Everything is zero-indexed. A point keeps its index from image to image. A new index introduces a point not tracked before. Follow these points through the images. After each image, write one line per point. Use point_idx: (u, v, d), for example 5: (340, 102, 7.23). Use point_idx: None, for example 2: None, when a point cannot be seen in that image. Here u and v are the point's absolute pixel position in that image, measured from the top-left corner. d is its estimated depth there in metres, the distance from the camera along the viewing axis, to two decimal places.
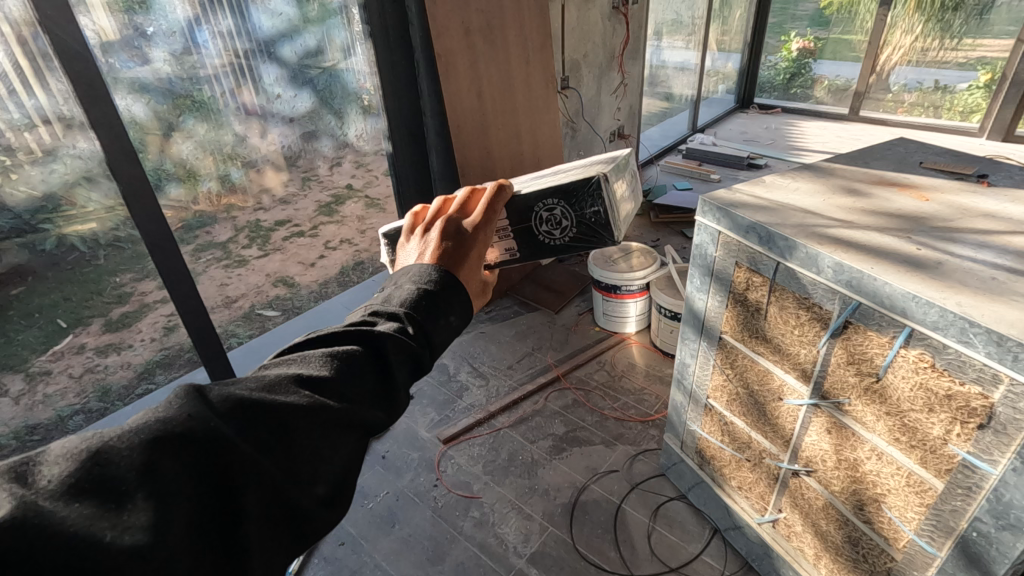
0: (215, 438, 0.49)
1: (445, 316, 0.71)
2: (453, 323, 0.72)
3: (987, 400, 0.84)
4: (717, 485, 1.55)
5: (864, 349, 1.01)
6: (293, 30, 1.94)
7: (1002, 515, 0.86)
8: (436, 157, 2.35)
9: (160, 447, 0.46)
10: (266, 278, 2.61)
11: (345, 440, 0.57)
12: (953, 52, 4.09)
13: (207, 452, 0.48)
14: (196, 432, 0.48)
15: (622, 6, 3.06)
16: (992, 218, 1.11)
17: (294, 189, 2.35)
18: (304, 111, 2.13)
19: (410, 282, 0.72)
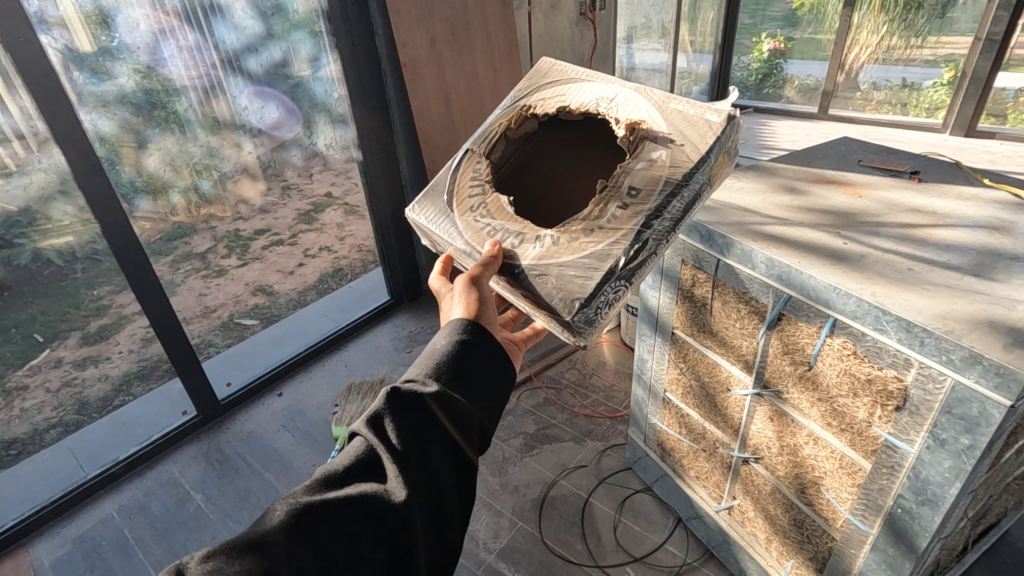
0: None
1: (459, 371, 0.81)
2: (469, 370, 0.82)
3: (902, 381, 0.90)
4: (678, 476, 1.60)
5: (797, 339, 1.06)
6: (257, 42, 1.98)
7: (921, 491, 0.93)
8: (406, 163, 2.43)
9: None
10: (245, 287, 2.55)
11: (350, 535, 0.65)
12: (919, 50, 4.21)
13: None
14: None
15: (588, 12, 3.06)
16: (915, 213, 1.18)
17: (272, 198, 2.38)
18: (272, 121, 2.16)
19: (422, 362, 0.83)
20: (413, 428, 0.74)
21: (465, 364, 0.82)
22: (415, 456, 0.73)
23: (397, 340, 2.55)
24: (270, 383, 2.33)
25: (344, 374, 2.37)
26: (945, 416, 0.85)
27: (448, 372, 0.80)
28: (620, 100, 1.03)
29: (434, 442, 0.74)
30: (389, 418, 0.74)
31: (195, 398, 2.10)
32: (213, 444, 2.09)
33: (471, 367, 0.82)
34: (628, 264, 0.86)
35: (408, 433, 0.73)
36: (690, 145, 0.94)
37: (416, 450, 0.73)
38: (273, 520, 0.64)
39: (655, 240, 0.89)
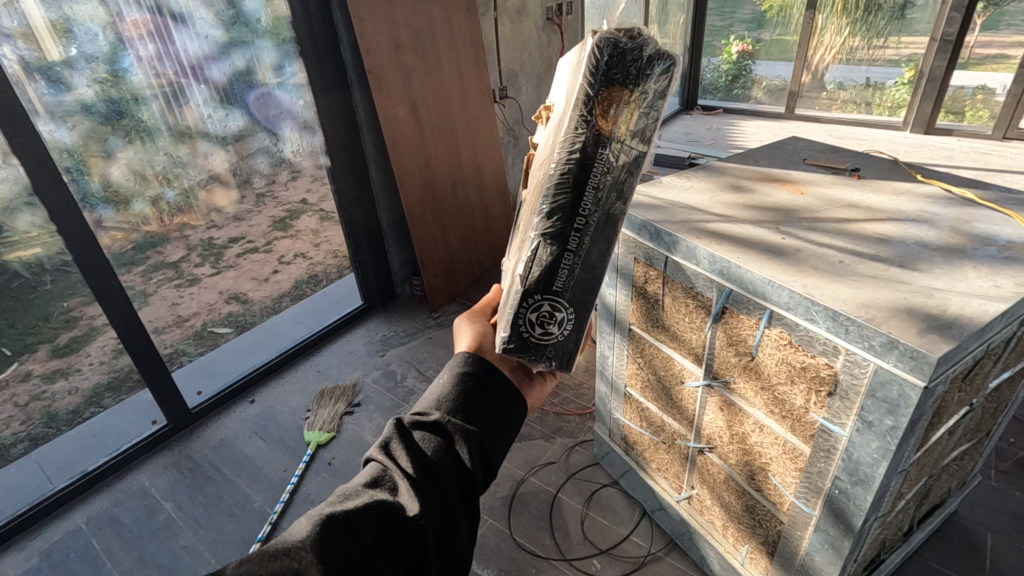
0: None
1: (471, 401, 0.78)
2: (481, 402, 0.78)
3: (832, 368, 0.95)
4: (642, 468, 1.64)
5: (739, 330, 1.11)
6: (219, 50, 1.97)
7: (855, 472, 0.98)
8: (377, 170, 2.50)
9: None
10: (219, 295, 2.59)
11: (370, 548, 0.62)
12: (881, 50, 4.31)
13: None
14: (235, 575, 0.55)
15: (555, 17, 3.10)
16: (853, 208, 1.24)
17: (247, 206, 2.33)
18: (236, 129, 2.12)
19: (435, 391, 0.81)
20: (422, 452, 0.72)
21: (476, 392, 0.79)
22: (428, 475, 0.70)
23: (370, 344, 2.56)
24: (242, 390, 2.33)
25: (317, 380, 2.37)
26: (870, 399, 0.91)
27: (456, 401, 0.78)
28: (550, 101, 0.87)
29: (445, 466, 0.72)
30: (400, 443, 0.73)
31: (164, 407, 2.09)
32: (184, 452, 2.08)
33: (483, 398, 0.79)
34: (525, 283, 0.72)
35: (417, 455, 0.72)
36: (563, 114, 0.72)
37: (428, 472, 0.71)
38: (299, 531, 0.61)
39: (555, 241, 0.71)
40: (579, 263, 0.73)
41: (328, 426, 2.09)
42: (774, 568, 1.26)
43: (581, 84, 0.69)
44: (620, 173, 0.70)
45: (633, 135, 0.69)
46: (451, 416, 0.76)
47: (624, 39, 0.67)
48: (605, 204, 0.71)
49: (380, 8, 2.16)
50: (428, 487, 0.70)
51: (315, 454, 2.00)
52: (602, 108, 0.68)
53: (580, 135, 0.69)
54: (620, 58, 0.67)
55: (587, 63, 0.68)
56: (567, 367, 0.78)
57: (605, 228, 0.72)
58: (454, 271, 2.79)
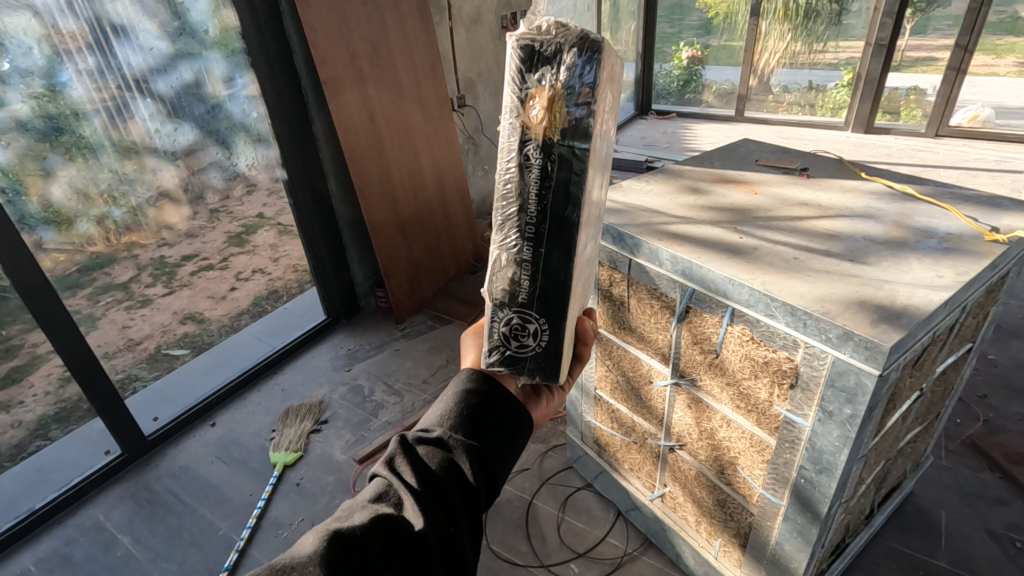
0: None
1: (477, 416, 0.77)
2: (489, 416, 0.77)
3: (793, 361, 0.98)
4: (614, 470, 1.66)
5: (703, 329, 1.14)
6: (165, 63, 1.89)
7: (818, 460, 1.01)
8: (334, 182, 2.46)
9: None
10: (173, 316, 2.28)
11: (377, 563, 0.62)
12: (821, 54, 4.52)
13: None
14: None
15: (510, 26, 3.15)
16: (804, 206, 1.29)
17: (199, 221, 2.18)
18: (187, 144, 2.02)
19: (441, 403, 0.79)
20: (425, 468, 0.72)
21: (480, 408, 0.78)
22: (434, 490, 0.70)
23: (335, 359, 2.51)
24: (202, 414, 2.25)
25: (281, 399, 2.30)
26: (830, 389, 0.94)
27: (461, 416, 0.77)
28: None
29: (449, 481, 0.72)
30: (405, 458, 0.72)
31: (119, 436, 1.99)
32: (141, 482, 1.99)
33: (489, 412, 0.78)
34: (495, 297, 0.81)
35: (422, 471, 0.71)
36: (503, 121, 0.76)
37: (433, 488, 0.70)
38: (309, 545, 0.61)
39: (511, 254, 0.78)
40: (536, 271, 0.78)
41: (295, 446, 2.03)
42: (747, 559, 1.29)
43: (510, 93, 0.72)
44: (561, 174, 0.73)
45: (565, 136, 0.71)
46: (457, 431, 0.75)
47: (537, 41, 0.69)
48: (551, 212, 0.75)
49: (334, 18, 2.13)
50: (432, 504, 0.69)
51: (283, 476, 1.93)
52: (530, 115, 0.72)
53: (515, 147, 0.73)
54: (539, 59, 0.70)
55: (511, 71, 0.71)
56: (551, 375, 0.83)
57: (557, 234, 0.76)
58: (419, 281, 2.76)
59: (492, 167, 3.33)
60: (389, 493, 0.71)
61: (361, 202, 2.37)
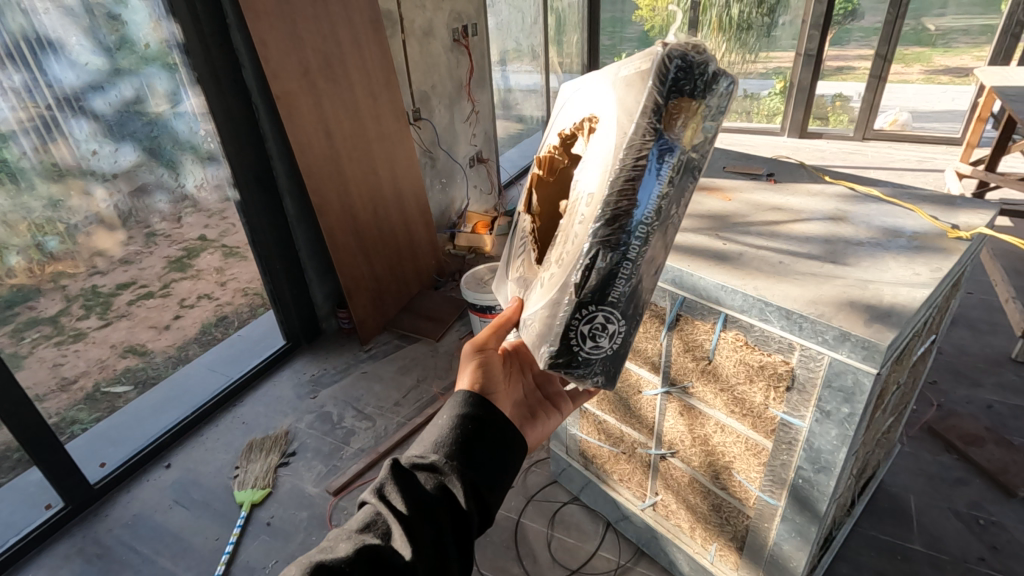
0: None
1: (472, 442, 0.80)
2: (483, 443, 0.81)
3: (788, 363, 1.00)
4: (602, 481, 1.64)
5: (695, 336, 1.14)
6: (103, 79, 1.73)
7: (816, 460, 1.03)
8: (290, 201, 2.36)
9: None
10: (111, 350, 2.02)
11: None
12: (754, 64, 4.68)
13: None
14: None
15: (462, 39, 3.15)
16: (778, 211, 1.32)
17: (137, 247, 1.96)
18: (129, 165, 1.86)
19: (433, 430, 0.83)
20: (414, 492, 0.75)
21: (473, 435, 0.81)
22: (420, 515, 0.73)
23: (299, 387, 2.38)
24: (155, 455, 2.08)
25: (242, 433, 2.16)
26: (827, 389, 0.96)
27: (454, 442, 0.80)
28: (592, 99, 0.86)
29: (438, 507, 0.75)
30: (394, 485, 0.75)
31: (61, 485, 1.81)
32: (90, 536, 1.81)
33: (482, 438, 0.81)
34: (581, 293, 0.74)
35: (410, 498, 0.74)
36: (624, 120, 0.73)
37: (421, 514, 0.73)
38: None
39: (616, 253, 0.72)
40: (636, 272, 0.74)
41: (262, 482, 1.91)
42: (744, 562, 1.30)
43: (648, 95, 0.69)
44: (680, 185, 0.73)
45: (696, 150, 0.72)
46: (449, 456, 0.78)
47: (693, 52, 0.68)
48: (664, 220, 0.73)
49: (285, 31, 2.05)
50: (420, 528, 0.72)
51: (251, 516, 1.81)
52: (669, 119, 0.70)
53: (648, 146, 0.69)
54: (689, 71, 0.69)
55: (654, 74, 0.68)
56: (611, 381, 0.79)
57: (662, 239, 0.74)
58: (383, 299, 2.68)
59: (449, 180, 3.29)
60: (379, 519, 0.74)
61: (320, 221, 2.28)
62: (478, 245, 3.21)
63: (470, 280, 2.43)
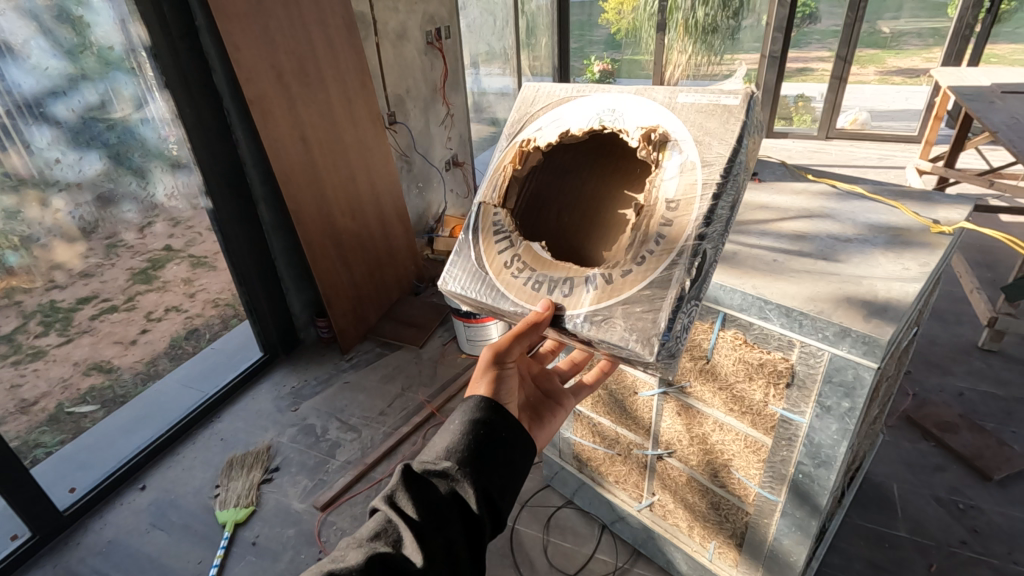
0: None
1: (484, 448, 0.77)
2: (494, 448, 0.77)
3: (788, 360, 1.01)
4: (597, 483, 1.63)
5: (693, 336, 1.14)
6: (65, 84, 1.65)
7: (816, 455, 1.05)
8: (265, 208, 2.29)
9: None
10: (75, 367, 1.88)
11: None
12: (718, 66, 4.70)
13: None
14: None
15: (435, 41, 3.12)
16: (767, 210, 1.34)
17: (97, 259, 1.85)
18: (94, 174, 1.77)
19: (444, 433, 0.79)
20: (424, 499, 0.73)
21: (486, 440, 0.77)
22: (431, 522, 0.71)
23: (279, 399, 2.31)
24: (129, 476, 1.98)
25: (222, 450, 2.08)
26: (827, 385, 0.97)
27: (466, 447, 0.76)
28: (644, 112, 0.84)
29: (449, 513, 0.72)
30: (405, 493, 0.73)
31: (28, 514, 1.71)
32: (61, 566, 1.71)
33: (494, 444, 0.78)
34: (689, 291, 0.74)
35: (421, 506, 0.72)
36: (713, 139, 0.79)
37: (433, 522, 0.71)
38: None
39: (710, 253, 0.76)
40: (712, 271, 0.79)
41: (245, 500, 1.84)
42: (743, 558, 1.31)
43: (739, 122, 0.79)
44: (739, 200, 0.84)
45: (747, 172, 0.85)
46: (461, 464, 0.75)
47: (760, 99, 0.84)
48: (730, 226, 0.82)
49: (257, 33, 1.99)
50: (432, 536, 0.70)
51: (235, 536, 1.75)
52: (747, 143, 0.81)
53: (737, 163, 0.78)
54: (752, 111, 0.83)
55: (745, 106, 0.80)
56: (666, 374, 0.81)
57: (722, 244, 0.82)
58: (363, 306, 2.62)
59: (426, 184, 3.25)
60: (390, 528, 0.72)
61: (298, 229, 2.23)
62: None
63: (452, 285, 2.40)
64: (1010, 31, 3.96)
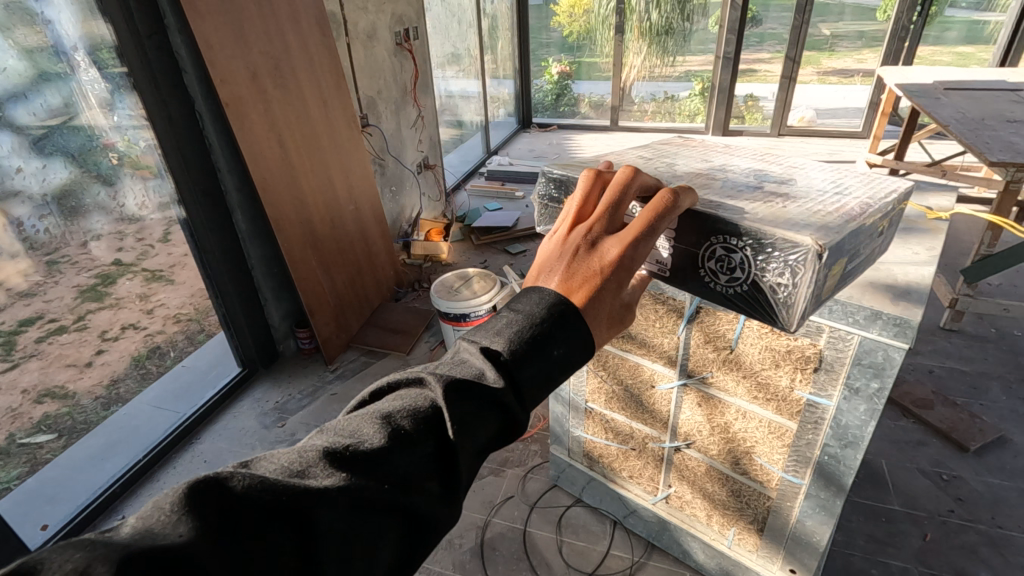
0: (251, 521, 0.46)
1: (545, 355, 0.57)
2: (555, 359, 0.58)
3: (816, 346, 1.04)
4: (609, 479, 1.63)
5: (717, 327, 1.16)
6: (25, 86, 1.51)
7: (843, 436, 1.08)
8: (241, 215, 2.19)
9: (123, 568, 0.39)
10: (24, 396, 1.64)
11: (375, 511, 0.51)
12: (672, 68, 4.90)
13: (243, 540, 0.45)
14: (240, 498, 0.47)
15: (404, 42, 3.07)
16: None
17: (41, 276, 1.63)
18: (59, 184, 1.64)
19: (509, 319, 0.60)
20: (476, 417, 0.55)
21: (552, 349, 0.58)
22: (474, 445, 0.56)
23: (263, 416, 2.21)
24: (106, 506, 1.84)
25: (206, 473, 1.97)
26: (856, 367, 1.00)
27: (532, 350, 0.57)
28: (804, 303, 0.82)
29: (484, 425, 0.56)
30: (453, 387, 0.55)
31: None
32: None
33: (557, 356, 0.58)
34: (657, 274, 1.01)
35: (462, 410, 0.55)
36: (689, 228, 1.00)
37: (467, 434, 0.55)
38: (316, 465, 0.51)
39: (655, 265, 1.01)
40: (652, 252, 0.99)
41: None
42: (764, 542, 1.34)
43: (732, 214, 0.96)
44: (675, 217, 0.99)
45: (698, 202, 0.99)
46: (516, 371, 0.56)
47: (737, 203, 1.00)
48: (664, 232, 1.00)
49: (230, 32, 1.91)
50: (466, 443, 0.55)
51: None
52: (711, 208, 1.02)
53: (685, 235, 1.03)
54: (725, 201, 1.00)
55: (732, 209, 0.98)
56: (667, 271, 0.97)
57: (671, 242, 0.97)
58: (345, 314, 2.54)
59: (399, 187, 3.17)
60: (425, 416, 0.56)
61: (278, 236, 2.12)
62: (435, 252, 3.14)
63: (440, 288, 2.36)
64: (935, 35, 4.22)
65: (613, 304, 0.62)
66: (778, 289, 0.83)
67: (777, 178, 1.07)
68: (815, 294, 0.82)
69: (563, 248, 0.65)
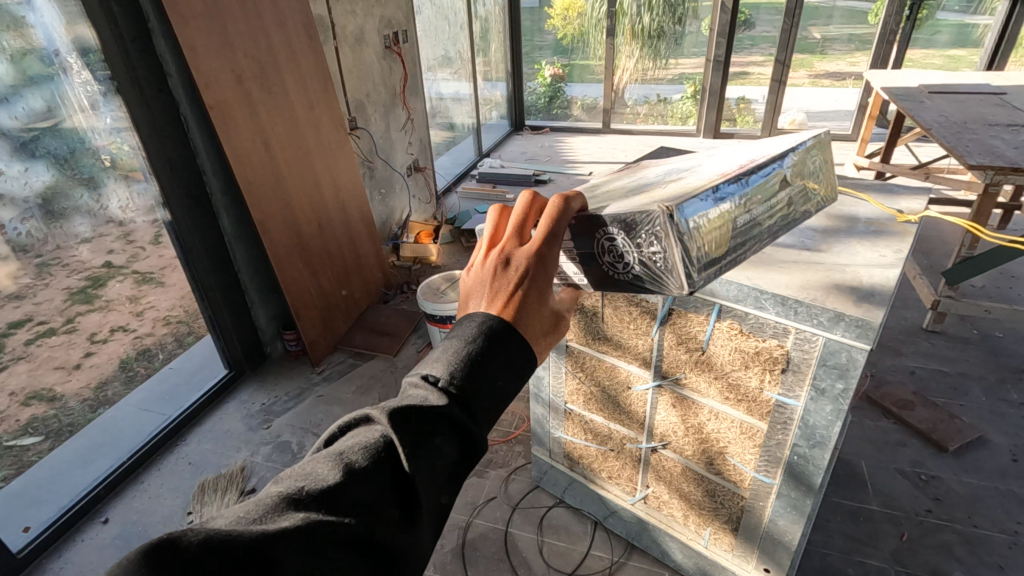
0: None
1: (485, 374, 0.58)
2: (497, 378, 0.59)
3: (783, 347, 1.05)
4: (589, 480, 1.64)
5: (689, 329, 1.17)
6: (8, 90, 1.52)
7: (811, 436, 1.10)
8: (227, 219, 2.20)
9: None
10: (11, 399, 1.64)
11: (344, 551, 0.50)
12: (664, 70, 4.93)
13: None
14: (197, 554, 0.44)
15: (394, 45, 3.09)
16: None
17: (29, 279, 1.63)
18: (44, 187, 1.64)
19: (449, 345, 0.60)
20: (427, 439, 0.56)
21: (493, 365, 0.59)
22: (429, 475, 0.56)
23: (250, 418, 2.22)
24: (92, 508, 1.84)
25: (191, 475, 1.97)
26: (822, 368, 1.02)
27: (473, 370, 0.58)
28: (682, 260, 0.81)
29: (437, 448, 0.56)
30: (406, 417, 0.56)
31: None
32: None
33: (496, 373, 0.59)
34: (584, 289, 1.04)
35: (415, 438, 0.55)
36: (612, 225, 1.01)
37: (423, 460, 0.55)
38: (274, 513, 0.49)
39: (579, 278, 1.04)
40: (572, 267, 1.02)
41: None
42: (739, 542, 1.35)
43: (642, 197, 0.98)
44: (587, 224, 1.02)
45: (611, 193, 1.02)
46: (460, 393, 0.57)
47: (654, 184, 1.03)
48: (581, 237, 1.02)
49: (215, 35, 1.92)
50: (424, 469, 0.55)
51: None
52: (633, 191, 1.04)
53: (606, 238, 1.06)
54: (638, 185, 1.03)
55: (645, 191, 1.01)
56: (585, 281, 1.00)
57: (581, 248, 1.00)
58: (333, 317, 2.55)
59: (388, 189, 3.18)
60: (379, 451, 0.55)
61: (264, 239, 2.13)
62: (423, 255, 3.15)
63: (426, 290, 2.37)
64: (925, 38, 4.25)
65: (538, 313, 0.64)
66: (660, 257, 0.84)
67: (689, 169, 1.12)
68: (692, 250, 0.81)
69: (482, 271, 0.67)
